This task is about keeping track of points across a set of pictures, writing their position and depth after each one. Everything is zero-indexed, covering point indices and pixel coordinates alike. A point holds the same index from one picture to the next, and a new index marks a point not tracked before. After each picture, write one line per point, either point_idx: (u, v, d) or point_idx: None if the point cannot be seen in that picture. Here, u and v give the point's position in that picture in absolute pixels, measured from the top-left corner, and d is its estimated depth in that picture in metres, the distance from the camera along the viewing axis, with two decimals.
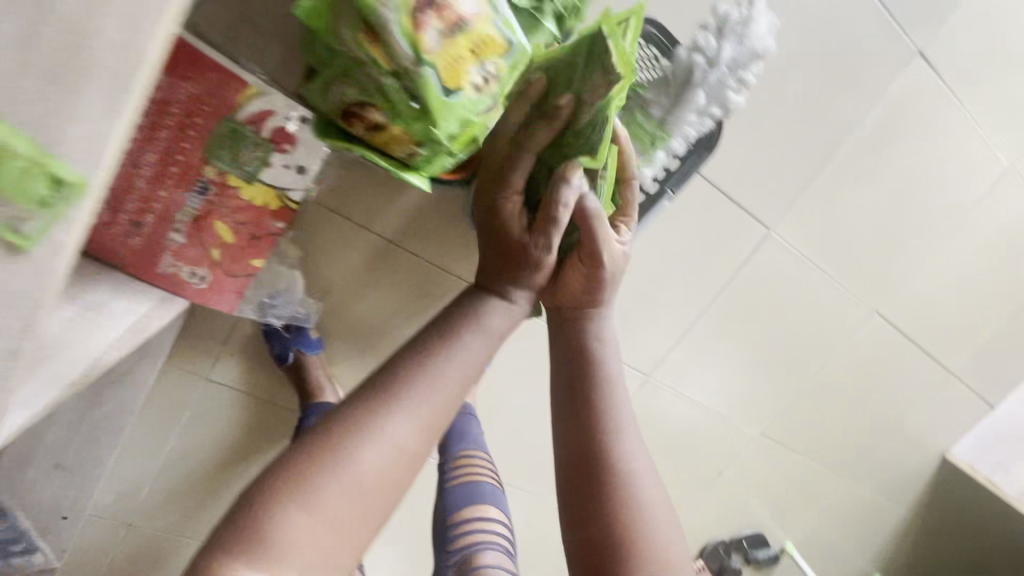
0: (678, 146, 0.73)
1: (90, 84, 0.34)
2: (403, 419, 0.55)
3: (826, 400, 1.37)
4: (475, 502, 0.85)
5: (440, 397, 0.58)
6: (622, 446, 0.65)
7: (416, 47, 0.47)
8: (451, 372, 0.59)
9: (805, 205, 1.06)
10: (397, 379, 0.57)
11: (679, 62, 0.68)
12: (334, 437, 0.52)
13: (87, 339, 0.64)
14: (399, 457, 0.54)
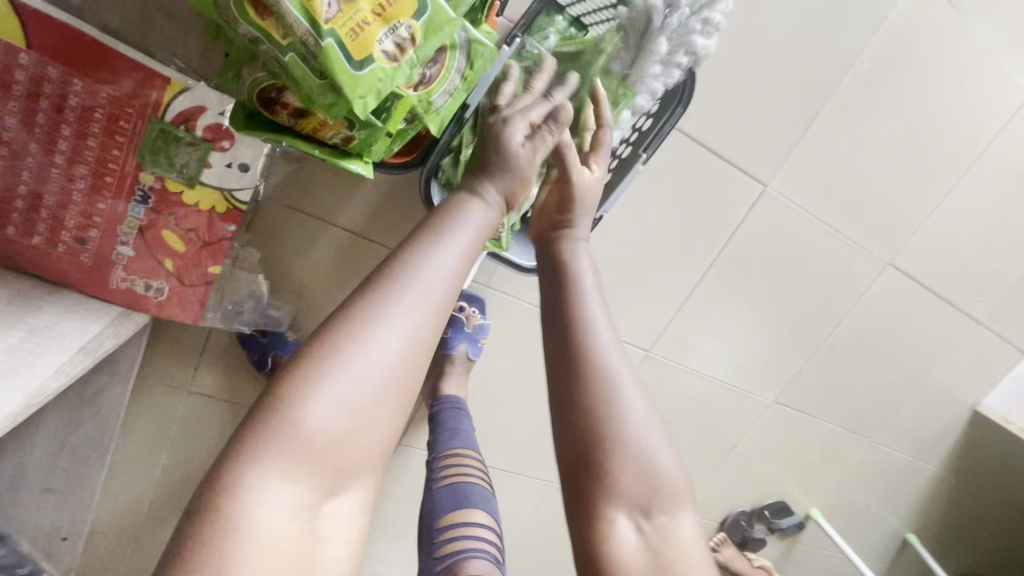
0: (645, 103, 0.66)
1: None
2: (420, 303, 0.47)
3: (844, 361, 1.30)
4: (465, 507, 0.82)
5: (457, 287, 0.51)
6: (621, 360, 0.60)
7: (312, 17, 0.41)
8: (458, 260, 0.51)
9: (802, 155, 0.98)
10: (408, 263, 0.49)
11: (634, 7, 0.61)
12: (341, 325, 0.45)
13: (36, 364, 0.60)
14: (417, 348, 0.46)
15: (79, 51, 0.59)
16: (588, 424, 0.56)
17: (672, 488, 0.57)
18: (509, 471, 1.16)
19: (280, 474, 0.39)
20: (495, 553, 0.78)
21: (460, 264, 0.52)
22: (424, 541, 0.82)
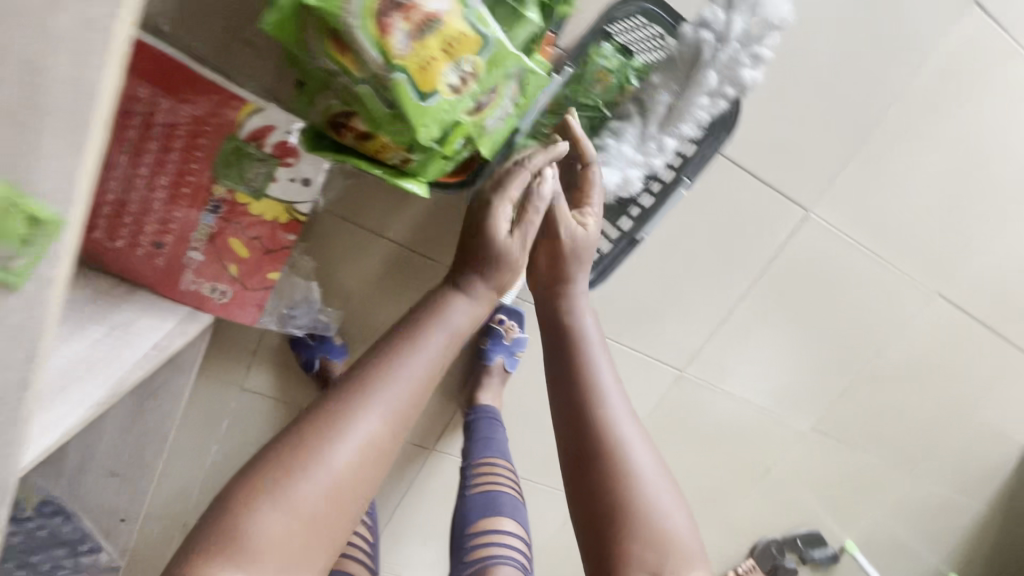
0: (691, 132, 0.69)
1: (52, 124, 0.35)
2: (378, 407, 0.55)
3: (886, 392, 1.27)
4: (495, 514, 0.86)
5: (414, 388, 0.58)
6: (614, 418, 0.63)
7: (385, 52, 0.45)
8: (416, 368, 0.59)
9: (848, 182, 0.98)
10: (368, 370, 0.57)
11: (685, 41, 0.63)
12: (306, 432, 0.52)
13: (115, 356, 0.68)
14: (376, 447, 0.54)
15: (165, 74, 0.65)
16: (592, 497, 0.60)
17: (682, 541, 0.58)
18: (538, 483, 1.17)
19: None
20: (523, 556, 0.84)
21: (416, 366, 0.59)
22: (454, 543, 0.87)
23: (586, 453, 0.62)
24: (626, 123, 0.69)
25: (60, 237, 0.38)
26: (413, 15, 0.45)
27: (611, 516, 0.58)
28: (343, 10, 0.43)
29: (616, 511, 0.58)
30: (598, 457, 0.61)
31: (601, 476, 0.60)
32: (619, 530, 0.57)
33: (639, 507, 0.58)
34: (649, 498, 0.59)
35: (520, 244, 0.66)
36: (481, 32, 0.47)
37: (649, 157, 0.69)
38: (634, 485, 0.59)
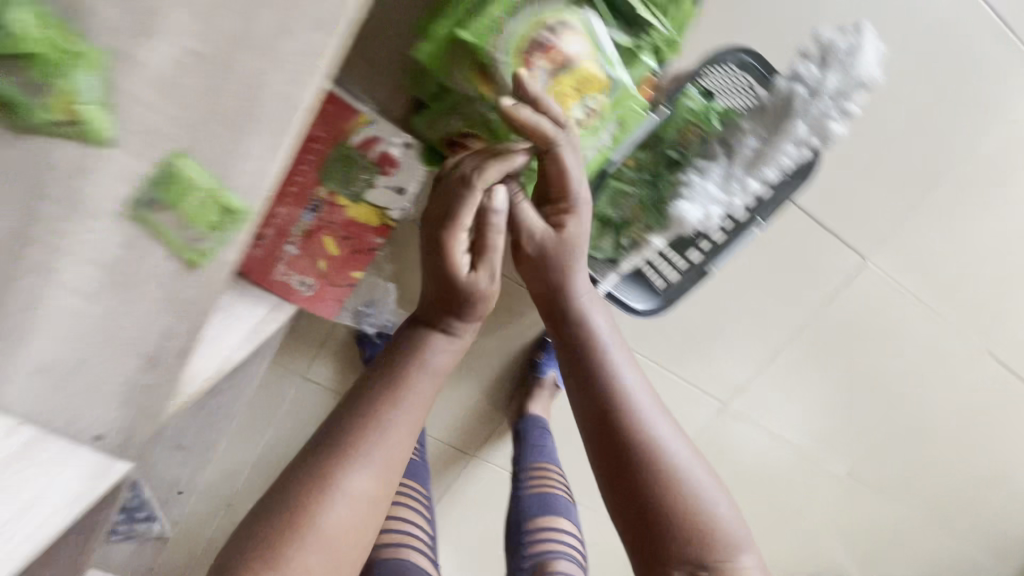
0: (773, 177, 0.73)
1: (258, 128, 0.41)
2: (361, 475, 0.56)
3: (924, 445, 1.27)
4: (550, 513, 0.90)
5: (393, 451, 0.58)
6: (643, 425, 0.61)
7: (524, 85, 0.51)
8: (399, 419, 0.59)
9: (908, 235, 1.00)
10: (347, 441, 0.56)
11: (778, 92, 0.68)
12: (292, 518, 0.53)
13: (226, 335, 0.75)
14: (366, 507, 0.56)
15: None
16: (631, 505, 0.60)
17: (725, 532, 0.60)
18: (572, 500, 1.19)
19: None
20: (577, 551, 0.88)
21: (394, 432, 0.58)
22: (511, 546, 0.90)
23: (615, 466, 0.61)
24: (712, 163, 0.72)
25: (244, 226, 0.44)
26: (553, 55, 0.50)
27: (649, 520, 0.59)
28: (494, 48, 0.50)
29: (655, 514, 0.59)
30: (627, 471, 0.60)
31: (635, 487, 0.59)
32: (661, 530, 0.58)
33: (677, 510, 0.58)
34: (689, 496, 0.59)
35: (488, 277, 0.58)
36: (609, 74, 0.52)
37: (729, 196, 0.73)
38: (671, 488, 0.59)
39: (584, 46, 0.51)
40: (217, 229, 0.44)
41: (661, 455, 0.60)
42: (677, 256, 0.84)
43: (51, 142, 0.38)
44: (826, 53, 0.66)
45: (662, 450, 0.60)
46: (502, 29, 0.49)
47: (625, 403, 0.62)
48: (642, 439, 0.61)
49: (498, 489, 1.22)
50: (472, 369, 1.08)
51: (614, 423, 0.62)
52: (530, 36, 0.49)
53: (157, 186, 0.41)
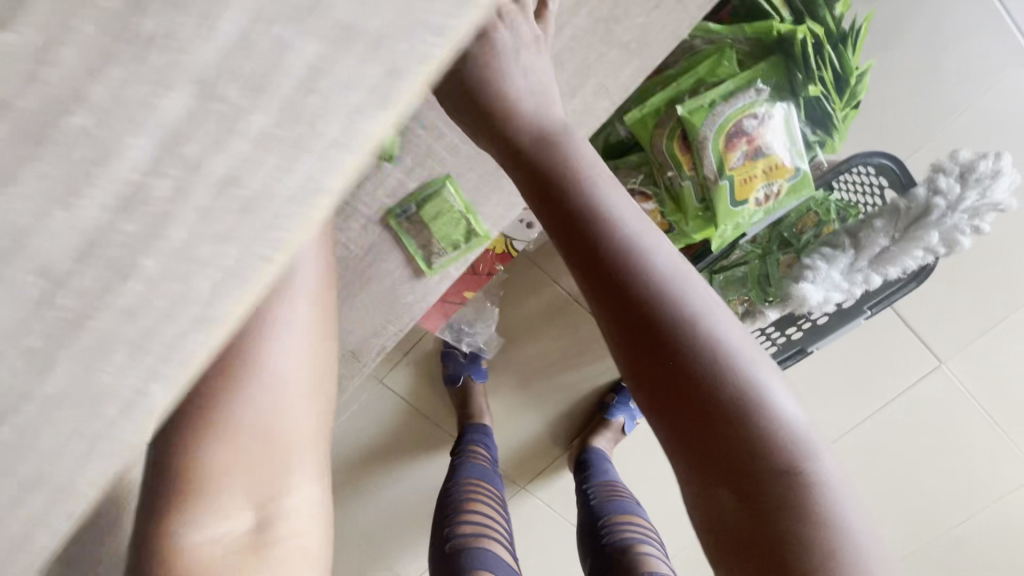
0: (893, 275, 0.77)
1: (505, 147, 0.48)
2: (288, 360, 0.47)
3: (967, 559, 1.24)
4: (623, 510, 0.92)
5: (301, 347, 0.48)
6: (694, 327, 0.37)
7: (722, 163, 0.56)
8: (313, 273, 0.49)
9: (986, 347, 1.03)
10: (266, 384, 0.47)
11: (915, 199, 0.73)
12: (201, 430, 0.41)
13: None
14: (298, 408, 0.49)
15: None
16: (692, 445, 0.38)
17: (802, 437, 0.39)
18: None
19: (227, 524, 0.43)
20: (655, 539, 0.88)
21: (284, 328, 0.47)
22: (590, 548, 0.89)
23: (632, 356, 0.38)
24: (839, 253, 0.76)
25: (478, 248, 0.59)
26: (753, 142, 0.55)
27: (694, 430, 0.38)
28: (704, 126, 0.55)
29: (705, 421, 0.37)
30: (652, 367, 0.37)
31: (669, 386, 0.37)
32: (716, 440, 0.37)
33: (734, 414, 0.37)
34: (752, 394, 0.37)
35: None
36: (796, 164, 0.57)
37: (847, 287, 0.77)
38: (724, 383, 0.37)
39: (782, 138, 0.56)
40: (453, 246, 0.58)
41: (705, 332, 0.37)
42: (778, 332, 0.89)
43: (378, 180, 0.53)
44: (966, 171, 0.71)
45: (704, 328, 0.37)
46: (716, 112, 0.55)
47: (642, 269, 0.37)
48: (690, 347, 0.37)
49: (540, 530, 1.19)
50: (543, 401, 1.10)
51: (622, 301, 0.37)
52: (738, 121, 0.54)
53: (419, 201, 0.55)
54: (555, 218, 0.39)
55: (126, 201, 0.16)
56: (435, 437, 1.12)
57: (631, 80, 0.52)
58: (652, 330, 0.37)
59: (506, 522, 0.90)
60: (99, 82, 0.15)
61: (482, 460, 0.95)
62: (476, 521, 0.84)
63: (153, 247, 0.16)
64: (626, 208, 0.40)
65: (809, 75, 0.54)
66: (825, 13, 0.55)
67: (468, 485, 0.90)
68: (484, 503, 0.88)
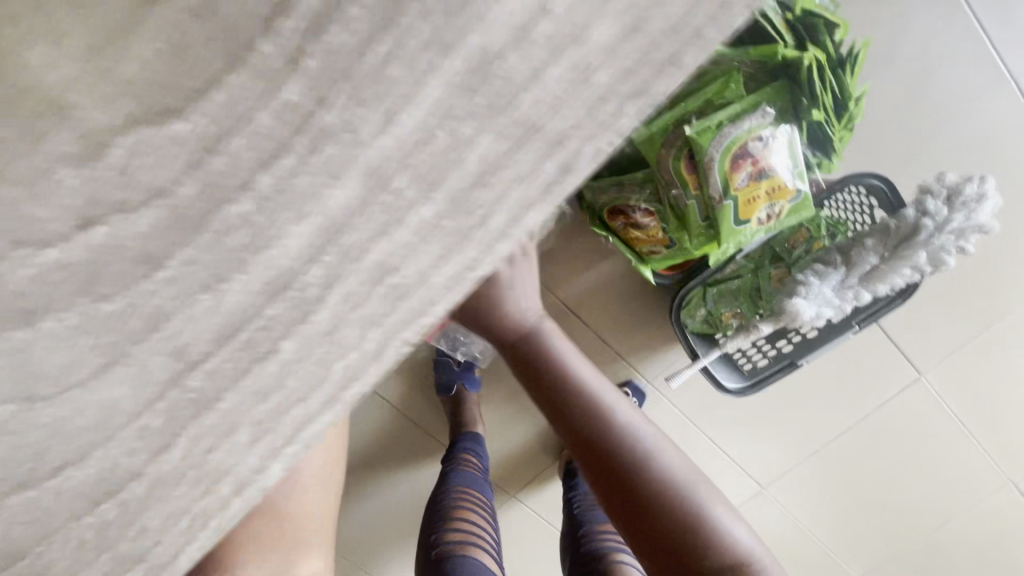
0: (881, 292, 0.79)
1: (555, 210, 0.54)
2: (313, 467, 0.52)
3: (938, 561, 1.29)
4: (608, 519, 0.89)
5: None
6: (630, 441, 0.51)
7: (727, 184, 0.57)
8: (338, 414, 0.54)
9: (963, 360, 1.06)
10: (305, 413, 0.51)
11: (905, 220, 0.75)
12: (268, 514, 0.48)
13: None
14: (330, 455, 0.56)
15: None
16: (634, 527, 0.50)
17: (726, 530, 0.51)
18: None
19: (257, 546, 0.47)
20: None
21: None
22: (571, 552, 0.87)
23: (606, 491, 0.51)
24: (832, 270, 0.79)
25: None
26: (758, 164, 0.56)
27: (656, 544, 0.49)
28: (712, 147, 0.56)
29: (665, 538, 0.49)
30: (622, 499, 0.50)
31: (634, 510, 0.50)
32: (672, 556, 0.49)
33: (683, 529, 0.49)
34: (695, 514, 0.50)
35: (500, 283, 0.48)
36: (797, 186, 0.58)
37: (838, 303, 0.79)
38: (675, 510, 0.50)
39: (784, 161, 0.57)
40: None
41: (659, 469, 0.51)
42: (769, 346, 0.90)
43: None
44: (953, 194, 0.74)
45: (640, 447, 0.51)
46: (724, 133, 0.56)
47: (610, 428, 0.51)
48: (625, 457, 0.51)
49: (530, 537, 1.19)
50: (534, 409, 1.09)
51: (596, 451, 0.51)
52: (745, 143, 0.55)
53: None
54: (546, 392, 0.54)
55: (273, 289, 0.17)
56: (427, 446, 1.10)
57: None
58: (621, 472, 0.50)
59: (495, 531, 0.89)
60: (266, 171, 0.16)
61: (473, 469, 0.94)
62: (463, 528, 0.82)
63: (299, 330, 0.18)
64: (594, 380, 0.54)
65: (814, 100, 0.56)
66: (826, 39, 0.56)
67: (457, 492, 0.88)
68: (474, 513, 0.86)
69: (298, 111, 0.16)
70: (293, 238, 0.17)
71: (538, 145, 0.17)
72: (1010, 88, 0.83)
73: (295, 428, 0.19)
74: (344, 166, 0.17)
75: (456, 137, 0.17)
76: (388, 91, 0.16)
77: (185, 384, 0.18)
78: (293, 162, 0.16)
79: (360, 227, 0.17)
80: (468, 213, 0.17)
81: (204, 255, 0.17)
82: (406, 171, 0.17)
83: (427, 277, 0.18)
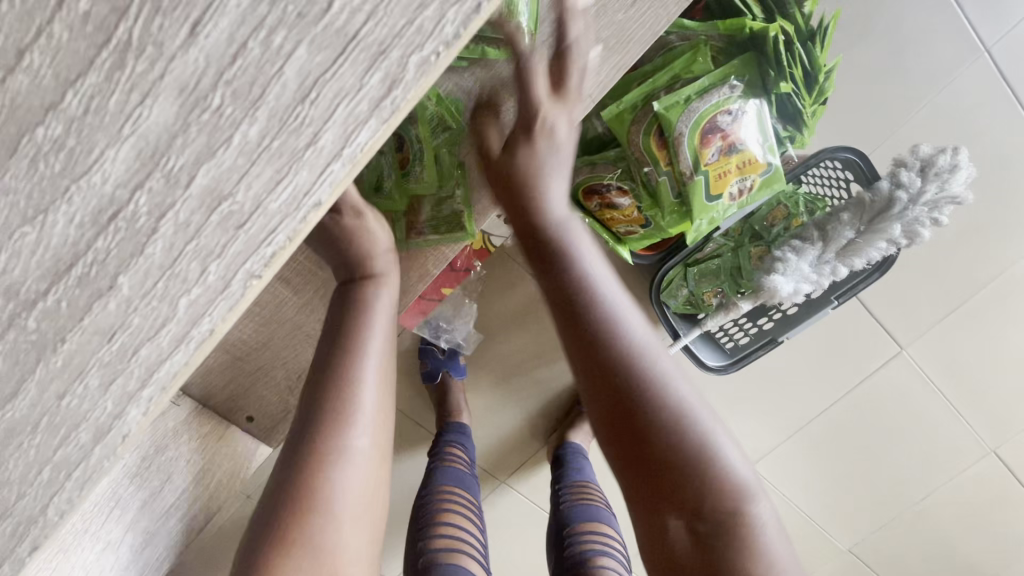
0: (859, 266, 0.79)
1: None
2: (348, 476, 0.48)
3: (925, 532, 1.31)
4: (591, 518, 0.90)
5: (383, 356, 0.52)
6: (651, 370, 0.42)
7: (698, 159, 0.57)
8: (371, 393, 0.50)
9: (943, 332, 1.08)
10: (309, 444, 0.47)
11: (880, 193, 0.75)
12: (296, 507, 0.46)
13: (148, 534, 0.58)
14: (378, 478, 0.50)
15: None
16: (643, 473, 0.42)
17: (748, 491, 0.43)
18: None
19: (317, 541, 0.46)
20: (620, 548, 0.88)
21: (390, 308, 0.53)
22: (555, 550, 0.89)
23: (615, 427, 0.42)
24: (808, 245, 0.79)
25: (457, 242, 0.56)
26: (728, 138, 0.56)
27: (649, 477, 0.42)
28: (681, 122, 0.56)
29: (657, 472, 0.42)
30: (619, 423, 0.42)
31: (643, 456, 0.42)
32: (664, 494, 0.42)
33: (685, 467, 0.42)
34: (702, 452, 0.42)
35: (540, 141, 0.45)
36: (768, 159, 0.58)
37: (818, 279, 0.79)
38: (692, 461, 0.42)
39: (754, 135, 0.57)
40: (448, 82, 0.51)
41: (666, 395, 0.42)
42: (750, 323, 0.91)
43: (432, 256, 0.58)
44: (926, 165, 0.74)
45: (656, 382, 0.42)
46: (692, 108, 0.55)
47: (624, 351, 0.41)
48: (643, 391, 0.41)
49: (520, 521, 1.20)
50: (521, 395, 1.10)
51: (611, 377, 0.41)
52: (713, 118, 0.55)
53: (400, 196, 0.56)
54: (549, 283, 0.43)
55: (91, 219, 0.22)
56: (414, 436, 1.10)
57: (611, 77, 0.48)
58: (620, 392, 0.41)
59: (483, 535, 0.86)
60: (74, 88, 0.21)
61: (459, 464, 0.92)
62: (450, 535, 0.80)
63: (132, 266, 0.23)
64: (608, 278, 0.44)
65: (781, 72, 0.55)
66: (795, 11, 0.55)
67: (441, 492, 0.86)
68: (459, 516, 0.83)
69: (116, 37, 0.21)
70: (109, 161, 0.22)
71: (361, 56, 0.23)
72: (983, 58, 0.83)
73: (148, 365, 0.24)
74: (154, 85, 0.21)
75: (272, 49, 0.22)
76: (192, 29, 0.21)
77: (70, 275, 0.23)
78: (97, 81, 0.21)
79: (178, 150, 0.22)
80: (298, 133, 0.23)
81: (25, 187, 0.22)
82: (223, 89, 0.22)
83: (264, 201, 0.23)
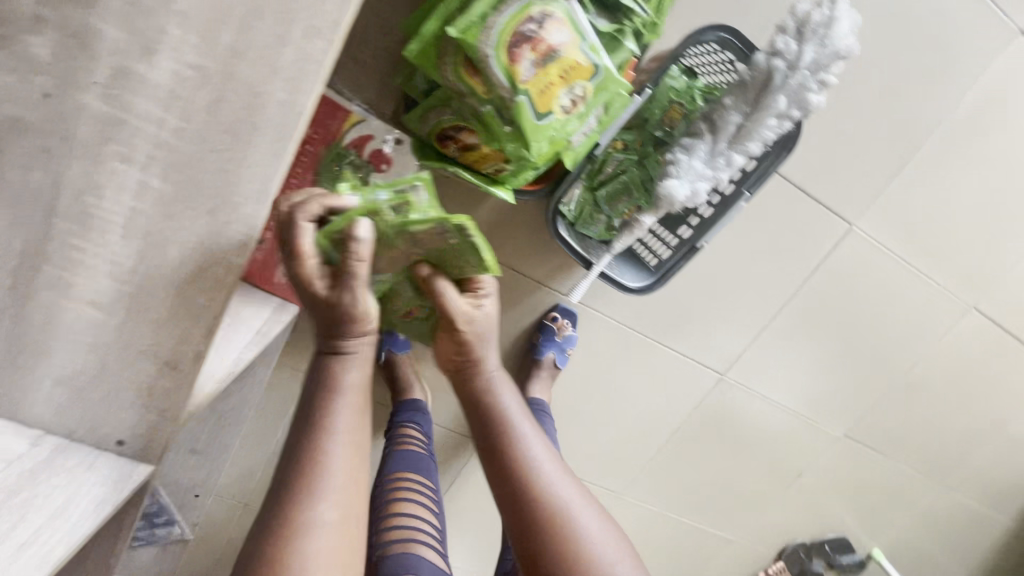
0: (757, 150, 0.74)
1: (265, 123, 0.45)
2: (320, 539, 0.51)
3: (919, 401, 1.29)
4: None
5: (350, 424, 0.57)
6: (547, 491, 0.63)
7: (512, 78, 0.52)
8: (340, 460, 0.55)
9: (890, 198, 1.03)
10: (281, 513, 0.52)
11: (758, 67, 0.70)
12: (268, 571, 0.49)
13: None
14: (347, 535, 0.54)
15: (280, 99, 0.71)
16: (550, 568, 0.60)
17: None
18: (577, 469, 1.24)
19: None
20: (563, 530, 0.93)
21: (353, 378, 0.59)
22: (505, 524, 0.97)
23: (526, 538, 0.62)
24: (698, 141, 0.74)
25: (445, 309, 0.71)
26: (538, 48, 0.52)
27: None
28: (481, 42, 0.51)
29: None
30: (523, 538, 0.62)
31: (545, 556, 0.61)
32: None
33: (562, 558, 0.60)
34: (578, 541, 0.61)
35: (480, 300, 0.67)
36: (593, 61, 0.54)
37: (715, 174, 0.75)
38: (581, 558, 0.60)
39: (568, 35, 0.52)
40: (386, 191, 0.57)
41: (567, 525, 0.61)
42: (669, 234, 0.87)
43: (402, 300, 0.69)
44: (802, 25, 0.68)
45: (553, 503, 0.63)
46: (488, 25, 0.51)
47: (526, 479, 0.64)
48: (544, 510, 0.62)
49: None
50: None
51: (522, 498, 0.63)
52: (515, 29, 0.51)
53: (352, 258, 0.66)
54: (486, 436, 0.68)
55: None
56: (379, 417, 1.10)
57: (346, 9, 0.43)
58: (530, 513, 0.62)
59: (439, 513, 0.86)
60: None
61: (413, 445, 0.92)
62: (403, 526, 0.79)
63: None
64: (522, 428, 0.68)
65: None
66: None
67: (394, 481, 0.85)
68: (412, 502, 0.82)
69: None
70: None
71: None
72: None
73: None
74: None
75: None
76: None
77: None
78: None
79: None
80: None
81: None
82: None
83: None
